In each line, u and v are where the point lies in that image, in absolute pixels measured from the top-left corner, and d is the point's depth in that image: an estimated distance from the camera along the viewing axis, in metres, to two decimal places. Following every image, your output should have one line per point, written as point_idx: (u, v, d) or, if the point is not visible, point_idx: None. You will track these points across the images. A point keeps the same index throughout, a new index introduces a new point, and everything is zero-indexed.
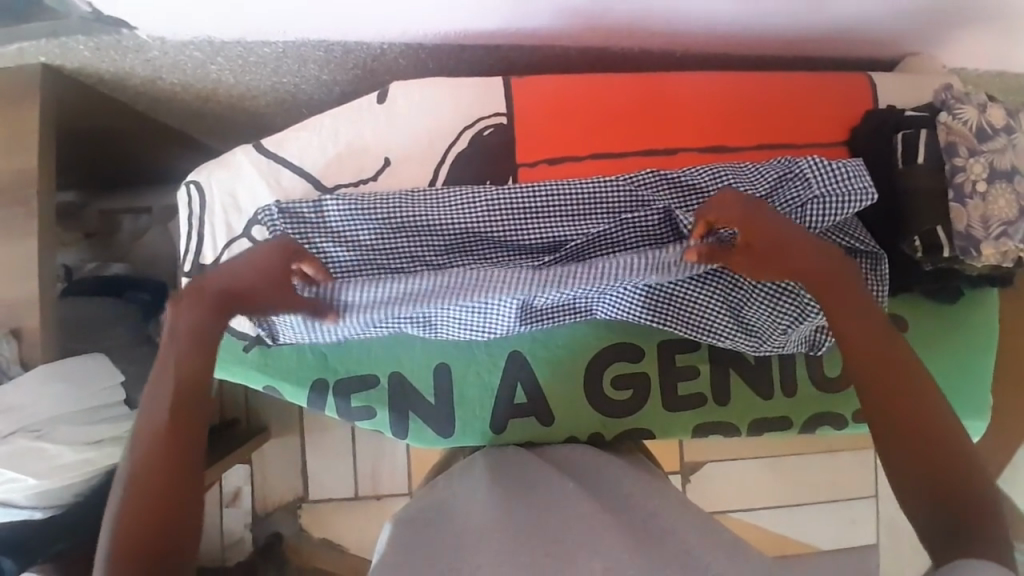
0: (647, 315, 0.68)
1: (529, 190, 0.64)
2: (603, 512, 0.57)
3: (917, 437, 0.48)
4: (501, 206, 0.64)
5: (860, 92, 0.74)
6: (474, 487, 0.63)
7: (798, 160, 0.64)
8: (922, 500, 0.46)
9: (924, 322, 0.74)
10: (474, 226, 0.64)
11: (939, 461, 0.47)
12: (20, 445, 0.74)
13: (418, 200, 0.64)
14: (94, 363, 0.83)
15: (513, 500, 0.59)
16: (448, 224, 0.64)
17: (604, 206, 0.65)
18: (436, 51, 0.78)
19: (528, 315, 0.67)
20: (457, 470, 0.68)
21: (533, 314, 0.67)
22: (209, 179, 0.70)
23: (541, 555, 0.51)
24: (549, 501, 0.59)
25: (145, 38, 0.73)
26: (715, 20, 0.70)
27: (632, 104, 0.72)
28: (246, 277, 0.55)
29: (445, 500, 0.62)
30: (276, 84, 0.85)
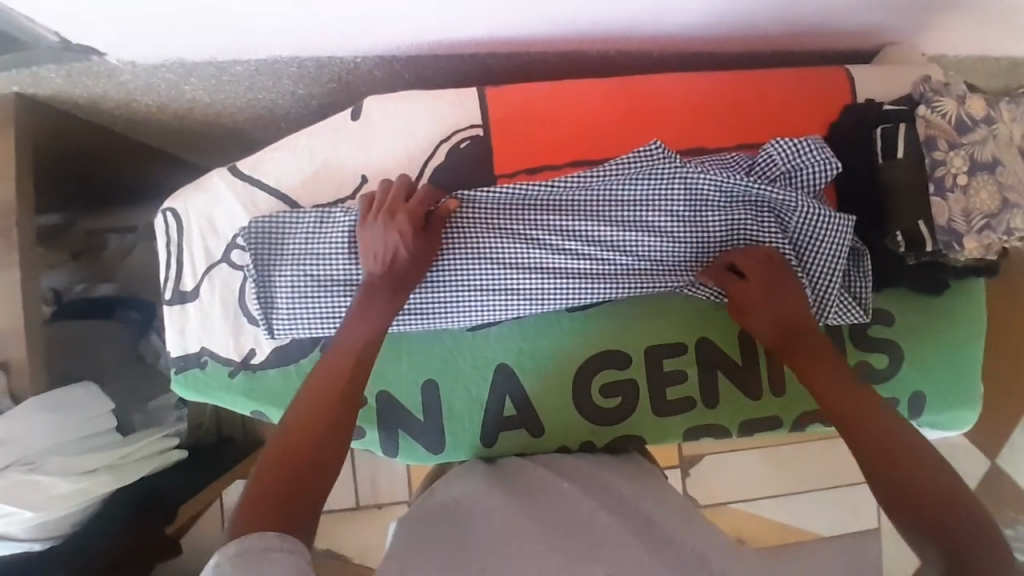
0: (637, 286, 0.68)
1: (487, 195, 0.66)
2: (601, 508, 0.59)
3: (917, 496, 0.54)
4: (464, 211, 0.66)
5: (840, 86, 0.73)
6: (475, 491, 0.63)
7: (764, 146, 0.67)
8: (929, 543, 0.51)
9: (913, 314, 0.74)
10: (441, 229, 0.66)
11: (932, 500, 0.53)
12: (15, 478, 0.72)
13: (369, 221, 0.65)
14: (83, 390, 0.83)
15: (511, 505, 0.60)
16: None
17: (565, 200, 0.67)
18: (411, 61, 0.77)
19: (518, 295, 0.67)
20: (461, 471, 0.69)
21: (525, 278, 0.66)
22: (185, 205, 0.69)
23: (541, 557, 0.51)
24: (547, 504, 0.60)
25: (116, 62, 0.72)
26: (690, 20, 0.70)
27: (610, 108, 0.71)
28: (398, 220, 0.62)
29: (447, 505, 0.63)
30: (252, 100, 0.85)
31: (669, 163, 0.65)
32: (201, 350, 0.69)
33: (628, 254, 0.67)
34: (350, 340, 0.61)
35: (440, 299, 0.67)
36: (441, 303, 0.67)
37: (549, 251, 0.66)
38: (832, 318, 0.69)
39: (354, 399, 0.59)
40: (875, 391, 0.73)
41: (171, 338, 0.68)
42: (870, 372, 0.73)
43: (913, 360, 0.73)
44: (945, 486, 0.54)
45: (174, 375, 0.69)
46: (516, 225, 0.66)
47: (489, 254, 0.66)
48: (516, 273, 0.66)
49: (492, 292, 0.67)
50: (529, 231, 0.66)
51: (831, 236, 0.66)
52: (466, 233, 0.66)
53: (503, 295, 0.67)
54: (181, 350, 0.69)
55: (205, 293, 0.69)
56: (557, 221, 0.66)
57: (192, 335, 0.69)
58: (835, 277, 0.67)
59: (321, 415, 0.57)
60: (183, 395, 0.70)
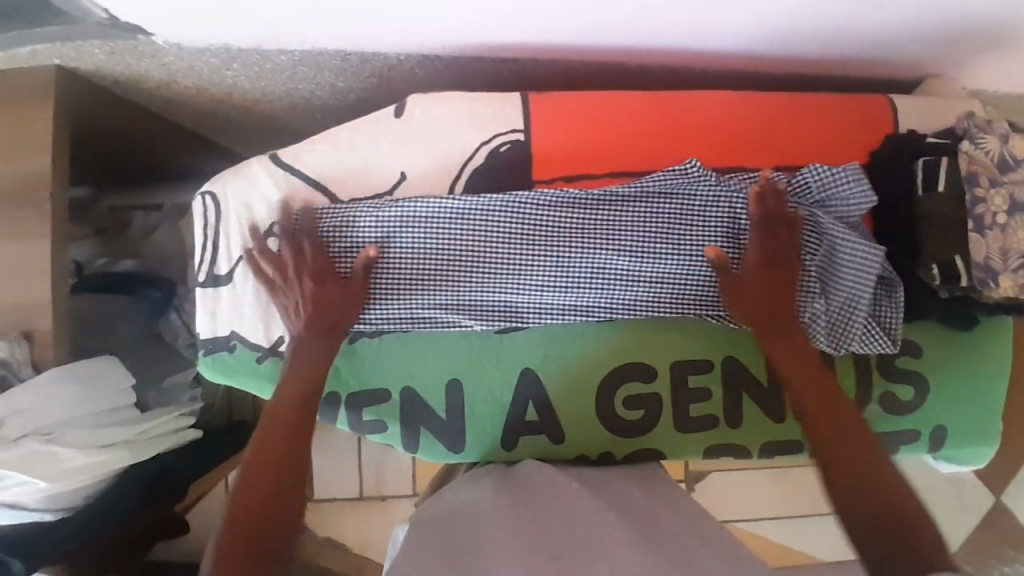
0: (660, 305, 0.67)
1: (516, 201, 0.65)
2: (619, 513, 0.59)
3: (879, 502, 0.58)
4: (493, 218, 0.65)
5: (883, 115, 0.73)
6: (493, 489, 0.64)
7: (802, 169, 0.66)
8: (878, 542, 0.56)
9: (940, 348, 0.73)
10: (468, 235, 0.65)
11: (884, 502, 0.58)
12: (33, 448, 0.73)
13: (403, 220, 0.65)
14: (104, 364, 0.84)
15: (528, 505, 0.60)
16: (435, 234, 0.65)
17: (595, 212, 0.65)
18: (453, 61, 0.78)
19: (542, 304, 0.67)
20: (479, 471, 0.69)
21: (541, 286, 0.66)
22: (224, 189, 0.69)
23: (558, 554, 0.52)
24: (564, 506, 0.60)
25: (161, 43, 0.73)
26: (737, 38, 0.70)
27: (652, 121, 0.71)
28: (295, 270, 0.64)
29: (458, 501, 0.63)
30: (291, 89, 0.85)
31: (703, 181, 0.65)
32: (231, 335, 0.69)
33: (641, 270, 0.66)
34: (307, 363, 0.65)
35: (460, 304, 0.67)
36: (464, 308, 0.67)
37: (577, 263, 0.65)
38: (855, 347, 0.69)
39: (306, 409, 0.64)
40: (897, 421, 0.73)
41: (202, 321, 0.68)
42: (895, 402, 0.73)
43: (935, 392, 0.73)
44: (896, 494, 0.58)
45: (202, 356, 0.69)
46: (541, 233, 0.65)
47: (516, 262, 0.65)
48: (540, 282, 0.66)
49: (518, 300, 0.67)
50: (341, 257, 0.65)
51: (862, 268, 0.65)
52: (494, 240, 0.65)
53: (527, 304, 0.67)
54: (211, 333, 0.69)
55: (239, 278, 0.68)
56: (369, 241, 0.65)
57: (223, 319, 0.69)
58: (860, 307, 0.67)
59: (273, 452, 0.62)
60: (207, 376, 0.70)
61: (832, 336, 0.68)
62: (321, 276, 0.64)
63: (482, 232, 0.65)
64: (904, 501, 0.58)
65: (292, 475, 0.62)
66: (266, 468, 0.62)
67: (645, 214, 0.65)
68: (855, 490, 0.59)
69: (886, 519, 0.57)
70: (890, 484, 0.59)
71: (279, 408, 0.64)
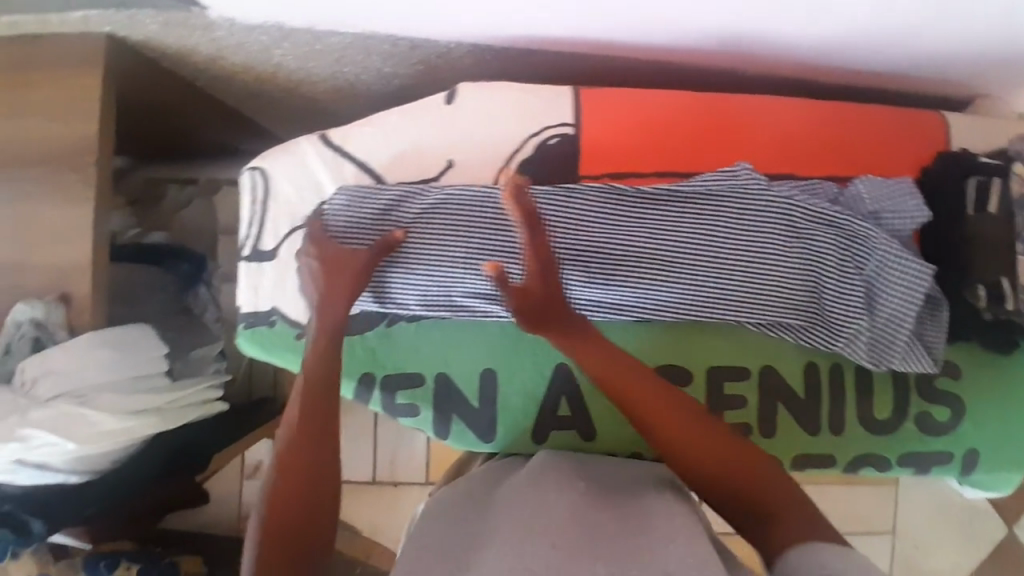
0: (707, 309, 0.66)
1: (569, 195, 0.65)
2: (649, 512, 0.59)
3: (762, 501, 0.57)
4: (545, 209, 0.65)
5: (935, 131, 0.72)
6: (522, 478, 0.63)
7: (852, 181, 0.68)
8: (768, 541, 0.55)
9: (977, 369, 0.73)
10: (520, 225, 0.65)
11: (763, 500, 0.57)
12: (67, 409, 0.75)
13: (457, 208, 0.66)
14: (140, 331, 0.84)
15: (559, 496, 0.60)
16: (485, 223, 0.66)
17: (648, 210, 0.65)
18: (503, 53, 0.78)
19: (588, 298, 0.66)
20: (505, 462, 0.69)
21: (589, 279, 0.65)
22: (273, 166, 0.70)
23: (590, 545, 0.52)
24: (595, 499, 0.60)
25: (216, 18, 0.73)
26: (794, 45, 0.69)
27: (702, 122, 0.70)
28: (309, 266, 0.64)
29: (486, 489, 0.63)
30: (337, 72, 0.86)
31: (759, 187, 0.66)
32: (271, 310, 0.69)
33: (690, 270, 0.65)
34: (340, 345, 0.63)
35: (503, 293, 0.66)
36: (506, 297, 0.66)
37: (626, 260, 0.65)
38: (897, 364, 0.68)
39: (333, 408, 0.61)
40: (931, 441, 0.72)
41: (245, 294, 0.69)
42: (929, 421, 0.72)
43: (972, 416, 0.72)
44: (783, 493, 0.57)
45: (242, 330, 0.70)
46: (591, 228, 0.65)
47: (565, 255, 0.65)
48: (588, 275, 0.65)
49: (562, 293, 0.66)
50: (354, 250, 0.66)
51: (906, 284, 0.66)
52: (544, 232, 0.65)
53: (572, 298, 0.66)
54: (252, 307, 0.70)
55: (283, 254, 0.69)
56: (410, 224, 0.66)
57: (264, 294, 0.69)
58: (906, 322, 0.66)
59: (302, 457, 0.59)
60: (244, 349, 0.71)
61: (874, 350, 0.67)
62: (332, 265, 0.64)
63: None
64: (786, 496, 0.57)
65: (325, 476, 0.59)
66: (297, 473, 0.58)
67: (699, 214, 0.65)
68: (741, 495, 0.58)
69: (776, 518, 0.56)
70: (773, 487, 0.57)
71: (304, 409, 0.60)
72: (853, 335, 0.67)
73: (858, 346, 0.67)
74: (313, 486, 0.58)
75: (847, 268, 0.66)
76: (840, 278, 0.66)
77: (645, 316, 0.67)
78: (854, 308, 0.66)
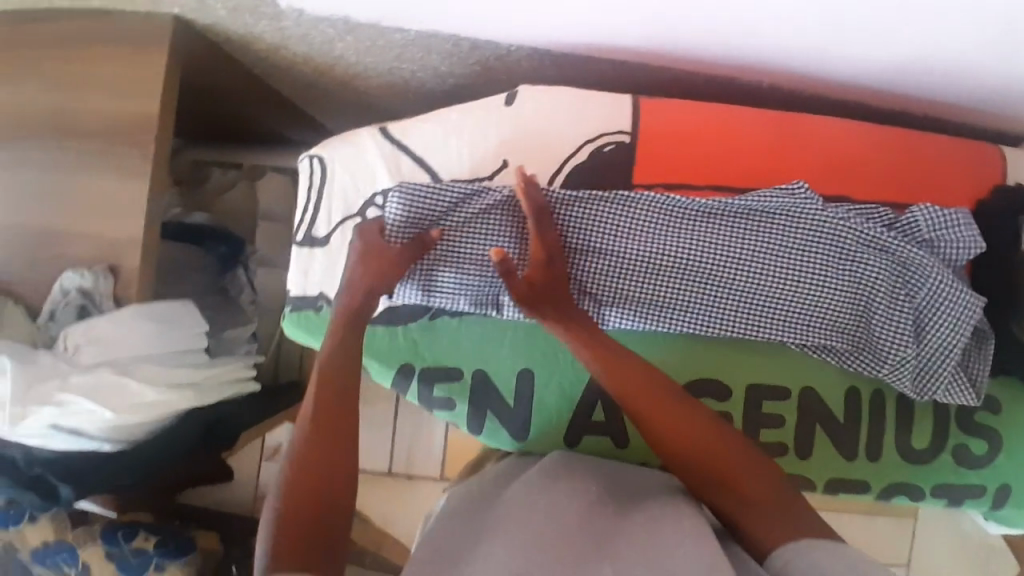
0: (752, 325, 0.67)
1: (624, 202, 0.66)
2: None
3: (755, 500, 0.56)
4: (599, 215, 0.66)
5: (993, 163, 0.72)
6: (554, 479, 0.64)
7: (909, 207, 0.67)
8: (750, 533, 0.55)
9: (1020, 406, 0.72)
10: (574, 230, 0.66)
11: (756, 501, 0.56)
12: (107, 377, 0.76)
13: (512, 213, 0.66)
14: (187, 311, 0.86)
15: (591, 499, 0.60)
16: None
17: (701, 223, 0.66)
18: (561, 59, 0.79)
19: (634, 306, 0.66)
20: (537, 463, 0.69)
21: (636, 287, 0.66)
22: (332, 155, 0.71)
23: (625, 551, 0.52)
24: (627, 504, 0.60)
25: (285, 7, 0.74)
26: (856, 69, 0.69)
27: (758, 138, 0.71)
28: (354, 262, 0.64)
29: (518, 486, 0.63)
30: (394, 68, 0.87)
31: (812, 207, 0.65)
32: (319, 296, 0.70)
33: (738, 285, 0.66)
34: None
35: None
36: None
37: (675, 271, 0.66)
38: (938, 394, 0.68)
39: (352, 398, 0.61)
40: (967, 475, 0.71)
41: (295, 278, 0.71)
42: (967, 455, 0.71)
43: (1010, 454, 0.71)
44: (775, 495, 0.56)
45: (288, 313, 0.71)
46: (643, 236, 0.66)
47: (615, 262, 0.66)
48: (635, 283, 0.66)
49: (609, 299, 0.66)
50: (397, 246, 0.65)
51: (956, 314, 0.65)
52: (597, 237, 0.66)
53: (618, 305, 0.67)
54: (301, 291, 0.71)
55: (335, 242, 0.70)
56: (449, 225, 0.66)
57: (313, 279, 0.70)
58: (952, 353, 0.66)
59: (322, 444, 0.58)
60: (289, 333, 0.72)
61: (917, 378, 0.67)
62: (376, 262, 0.64)
63: (587, 228, 0.66)
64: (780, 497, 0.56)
65: (344, 465, 0.58)
66: (316, 461, 0.57)
67: (752, 231, 0.66)
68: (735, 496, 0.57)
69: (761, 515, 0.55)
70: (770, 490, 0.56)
71: (324, 398, 0.60)
72: (897, 362, 0.67)
73: (901, 373, 0.67)
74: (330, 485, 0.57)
75: (896, 294, 0.66)
76: (888, 304, 0.66)
77: (688, 328, 0.67)
78: (901, 335, 0.66)
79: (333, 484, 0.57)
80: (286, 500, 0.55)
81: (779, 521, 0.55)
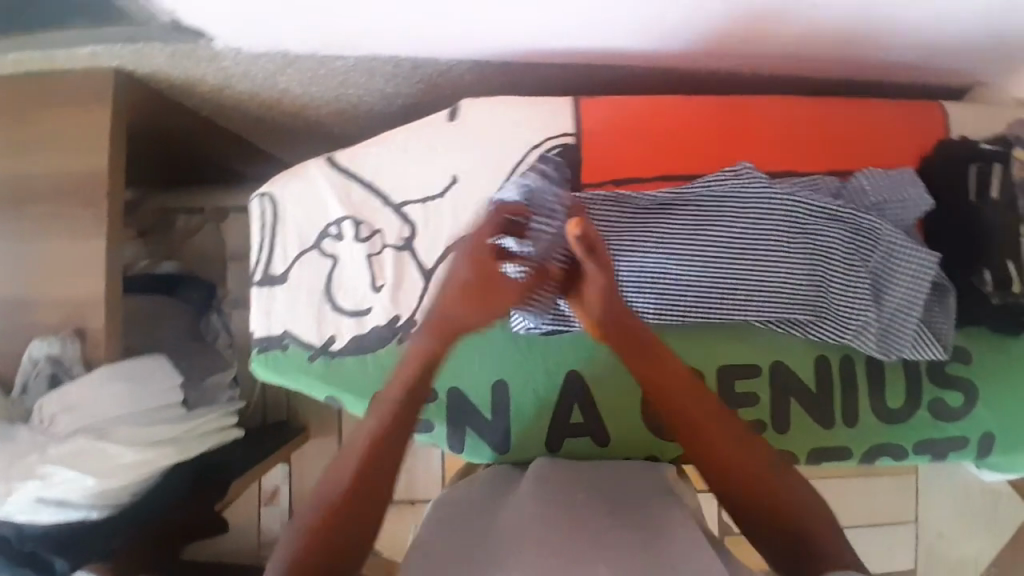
0: (715, 309, 0.67)
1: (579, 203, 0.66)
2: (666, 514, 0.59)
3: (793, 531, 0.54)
4: None
5: (933, 120, 0.73)
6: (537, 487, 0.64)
7: (853, 175, 0.68)
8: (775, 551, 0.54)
9: (990, 353, 0.72)
10: None
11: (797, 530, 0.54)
12: (83, 443, 0.76)
13: None
14: (160, 365, 0.85)
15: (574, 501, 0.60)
16: None
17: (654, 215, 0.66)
18: (503, 67, 0.79)
19: None
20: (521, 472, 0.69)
21: None
22: (282, 192, 0.71)
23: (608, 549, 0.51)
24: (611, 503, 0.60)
25: (221, 48, 0.74)
26: (788, 43, 0.70)
27: (700, 123, 0.71)
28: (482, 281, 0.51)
29: (509, 495, 0.63)
30: (340, 95, 0.87)
31: (760, 185, 0.66)
32: (283, 334, 0.70)
33: (697, 272, 0.66)
34: None
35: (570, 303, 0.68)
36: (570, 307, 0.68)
37: (633, 265, 0.66)
38: (907, 353, 0.68)
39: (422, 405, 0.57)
40: (947, 428, 0.72)
41: (257, 319, 0.70)
42: (944, 408, 0.72)
43: (986, 403, 0.72)
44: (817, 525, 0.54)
45: (255, 354, 0.71)
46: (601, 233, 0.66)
47: None
48: None
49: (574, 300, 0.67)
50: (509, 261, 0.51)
51: (912, 272, 0.66)
52: None
53: None
54: (265, 331, 0.71)
55: (294, 278, 0.71)
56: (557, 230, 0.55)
57: (276, 318, 0.70)
58: (915, 312, 0.67)
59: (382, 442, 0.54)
60: (258, 374, 0.72)
61: (884, 340, 0.68)
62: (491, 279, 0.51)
63: None
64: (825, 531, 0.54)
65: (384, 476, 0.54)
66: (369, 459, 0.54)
67: (704, 217, 0.66)
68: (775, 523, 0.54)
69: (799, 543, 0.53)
70: (816, 526, 0.54)
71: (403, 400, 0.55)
72: (862, 327, 0.67)
73: (869, 337, 0.67)
74: (361, 506, 0.53)
75: (853, 260, 0.67)
76: (846, 271, 0.66)
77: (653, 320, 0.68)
78: (863, 301, 0.66)
79: (373, 489, 0.54)
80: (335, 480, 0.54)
81: (815, 551, 0.53)
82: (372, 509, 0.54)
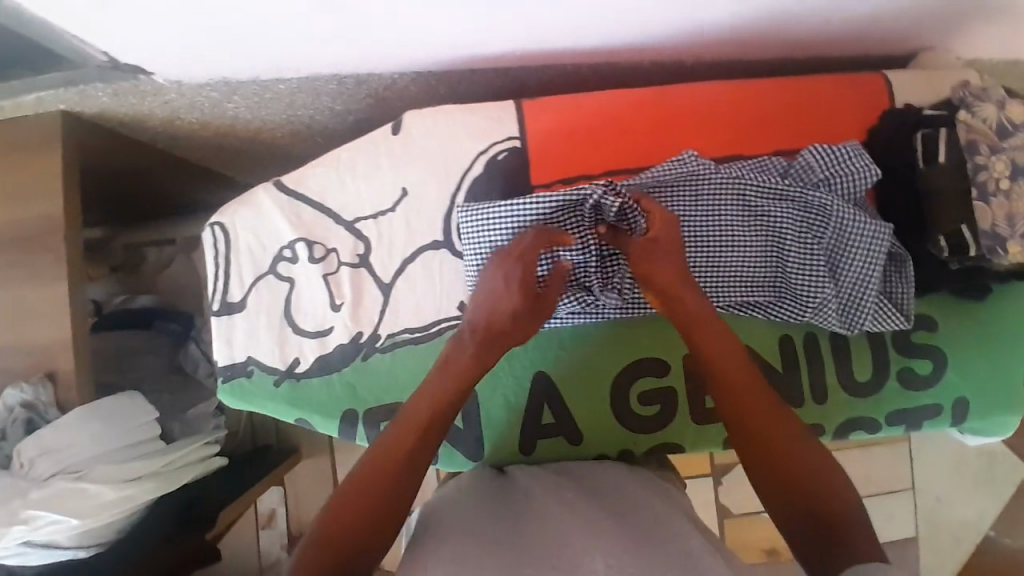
0: None
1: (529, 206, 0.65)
2: (635, 507, 0.59)
3: (818, 506, 0.55)
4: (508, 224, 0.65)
5: (877, 92, 0.73)
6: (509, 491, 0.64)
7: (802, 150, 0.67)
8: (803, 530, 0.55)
9: (954, 318, 0.72)
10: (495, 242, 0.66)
11: (824, 508, 0.55)
12: (65, 485, 0.75)
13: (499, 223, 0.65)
14: (130, 402, 0.85)
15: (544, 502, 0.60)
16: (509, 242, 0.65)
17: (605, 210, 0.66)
18: (447, 76, 0.79)
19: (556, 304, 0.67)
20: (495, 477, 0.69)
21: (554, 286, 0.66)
22: (233, 219, 0.71)
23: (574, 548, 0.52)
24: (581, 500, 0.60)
25: (163, 81, 0.74)
26: (724, 28, 0.70)
27: (643, 116, 0.71)
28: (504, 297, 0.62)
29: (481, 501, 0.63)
30: (291, 117, 0.87)
31: (707, 171, 0.66)
32: (247, 360, 0.71)
33: None
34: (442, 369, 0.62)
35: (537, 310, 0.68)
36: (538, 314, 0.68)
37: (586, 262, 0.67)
38: (867, 326, 0.69)
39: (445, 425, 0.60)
40: (918, 396, 0.72)
41: (219, 348, 0.70)
42: (912, 376, 0.72)
43: (955, 368, 0.72)
44: (844, 504, 0.55)
45: (222, 384, 0.71)
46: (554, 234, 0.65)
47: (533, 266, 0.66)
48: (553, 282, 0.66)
49: None
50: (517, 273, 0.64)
51: (868, 245, 0.66)
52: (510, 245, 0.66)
53: None
54: (228, 359, 0.71)
55: (252, 304, 0.71)
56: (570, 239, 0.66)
57: (239, 345, 0.71)
58: (873, 284, 0.66)
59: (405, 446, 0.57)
60: (227, 403, 0.72)
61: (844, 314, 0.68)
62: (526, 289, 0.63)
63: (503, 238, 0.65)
64: (849, 511, 0.54)
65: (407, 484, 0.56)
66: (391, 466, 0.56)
67: None
68: (801, 499, 0.56)
69: (823, 521, 0.54)
70: (842, 505, 0.55)
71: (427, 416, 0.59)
72: (820, 304, 0.68)
73: (828, 313, 0.68)
74: (382, 506, 0.54)
75: (806, 238, 0.67)
76: (800, 249, 0.67)
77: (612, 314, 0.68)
78: (820, 277, 0.67)
79: (395, 490, 0.55)
80: (356, 478, 0.55)
81: (839, 529, 0.53)
82: (387, 509, 0.54)
